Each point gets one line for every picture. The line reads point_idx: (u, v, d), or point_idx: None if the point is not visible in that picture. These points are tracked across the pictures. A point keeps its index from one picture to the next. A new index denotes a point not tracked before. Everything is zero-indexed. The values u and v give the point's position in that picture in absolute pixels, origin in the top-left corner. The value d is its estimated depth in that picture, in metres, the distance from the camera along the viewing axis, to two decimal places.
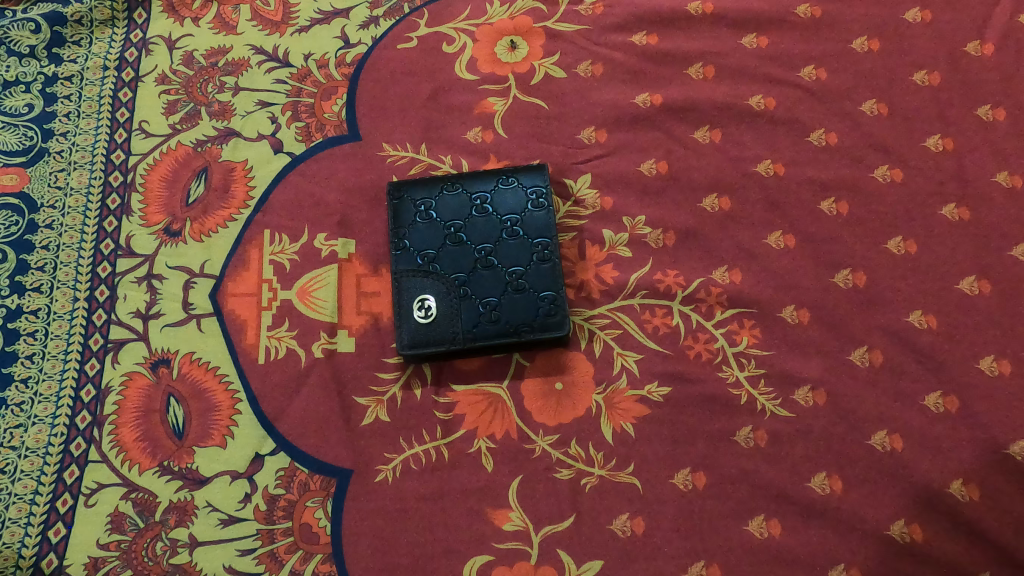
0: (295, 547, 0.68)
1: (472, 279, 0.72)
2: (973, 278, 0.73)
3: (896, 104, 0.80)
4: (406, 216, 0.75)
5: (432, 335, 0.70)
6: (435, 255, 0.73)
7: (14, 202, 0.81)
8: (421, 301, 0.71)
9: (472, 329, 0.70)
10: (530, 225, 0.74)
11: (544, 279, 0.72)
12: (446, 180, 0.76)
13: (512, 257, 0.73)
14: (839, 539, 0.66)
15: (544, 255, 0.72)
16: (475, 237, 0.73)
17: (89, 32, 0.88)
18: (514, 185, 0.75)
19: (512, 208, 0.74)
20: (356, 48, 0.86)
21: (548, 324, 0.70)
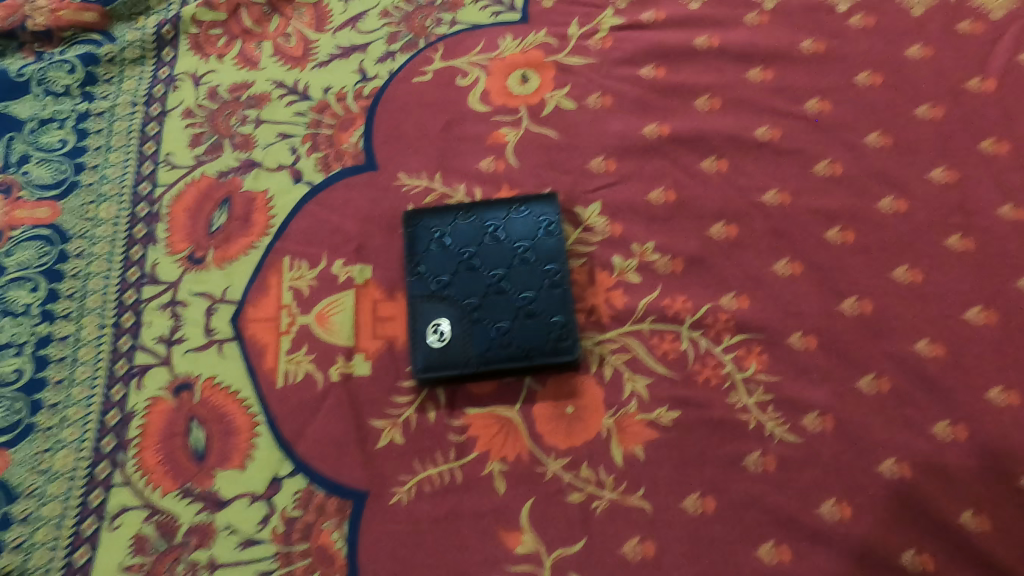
0: (311, 569, 0.69)
1: (485, 304, 0.74)
2: (979, 308, 0.74)
3: (900, 134, 0.82)
4: (421, 243, 0.77)
5: (445, 359, 0.72)
6: (448, 281, 0.75)
7: (46, 233, 0.84)
8: (435, 326, 0.73)
9: (484, 353, 0.72)
10: (541, 252, 0.76)
11: (556, 304, 0.74)
12: (460, 208, 0.78)
13: (524, 283, 0.74)
14: (849, 565, 0.66)
15: (555, 281, 0.74)
16: (488, 264, 0.75)
17: (120, 70, 0.92)
18: (526, 213, 0.77)
19: (524, 235, 0.76)
20: (373, 82, 0.89)
21: (559, 348, 0.72)
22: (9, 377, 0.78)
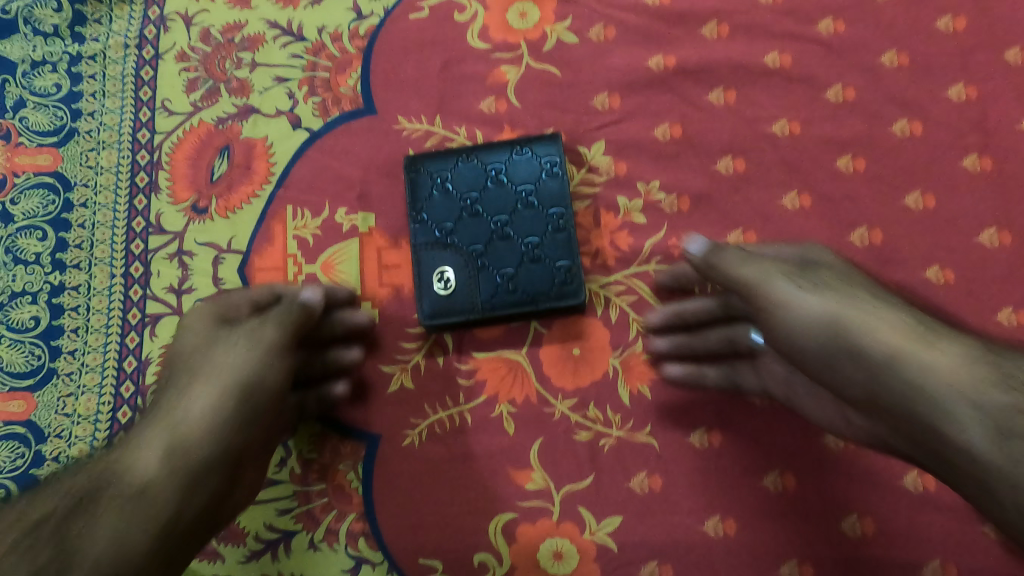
0: (329, 506, 0.72)
1: (489, 251, 0.74)
2: (994, 230, 0.73)
3: (917, 55, 0.79)
4: (423, 189, 0.76)
5: (452, 306, 0.73)
6: (452, 227, 0.75)
7: (49, 181, 0.84)
8: (440, 273, 0.74)
9: (490, 299, 0.73)
10: (544, 195, 0.75)
11: (561, 249, 0.74)
12: (461, 152, 0.77)
13: (528, 228, 0.75)
14: (852, 491, 0.69)
15: (559, 225, 0.74)
16: (491, 209, 0.75)
17: (109, 10, 0.89)
18: (529, 155, 0.76)
19: (527, 178, 0.76)
20: (368, 20, 0.86)
21: (564, 293, 0.73)
22: (27, 325, 0.79)
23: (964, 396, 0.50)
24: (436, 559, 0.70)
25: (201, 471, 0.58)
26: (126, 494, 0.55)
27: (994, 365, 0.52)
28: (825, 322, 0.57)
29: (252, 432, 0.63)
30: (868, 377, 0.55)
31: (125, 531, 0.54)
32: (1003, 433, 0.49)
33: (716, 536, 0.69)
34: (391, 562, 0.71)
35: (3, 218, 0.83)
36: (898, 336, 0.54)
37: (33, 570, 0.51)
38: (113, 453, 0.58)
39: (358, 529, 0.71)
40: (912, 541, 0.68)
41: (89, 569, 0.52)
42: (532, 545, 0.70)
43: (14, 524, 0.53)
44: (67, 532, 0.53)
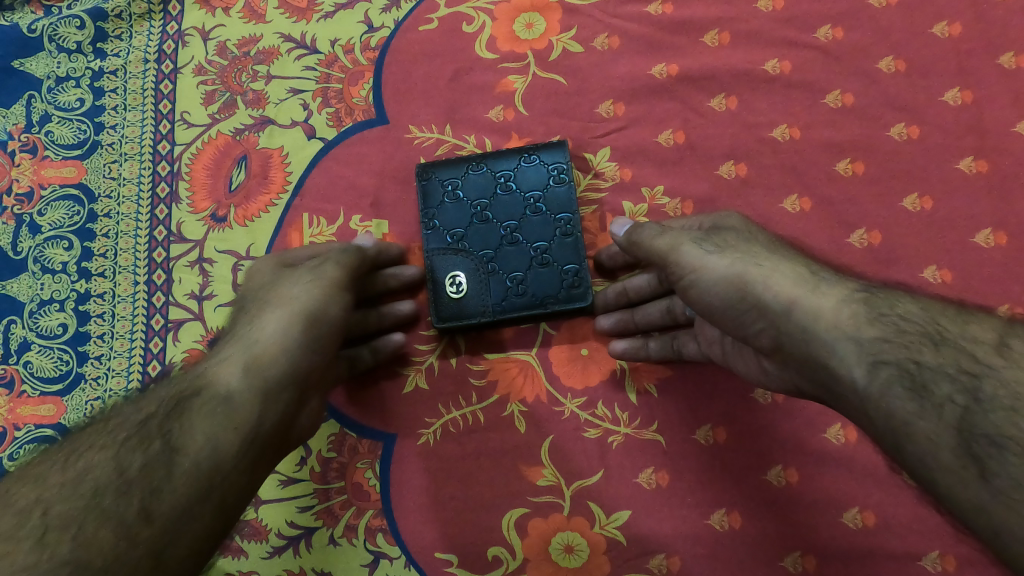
0: (348, 504, 0.75)
1: (499, 256, 0.77)
2: (989, 231, 0.75)
3: (913, 60, 0.81)
4: (435, 197, 0.79)
5: (463, 309, 0.76)
6: (463, 233, 0.78)
7: (74, 193, 0.87)
8: (452, 278, 0.76)
9: (500, 302, 0.76)
10: (552, 201, 0.78)
11: (569, 254, 0.76)
12: (471, 160, 0.80)
13: (536, 233, 0.77)
14: (853, 485, 0.71)
15: (567, 230, 0.77)
16: (500, 215, 0.78)
17: (128, 26, 0.92)
18: (537, 162, 0.79)
19: (535, 185, 0.78)
20: (379, 32, 0.89)
21: (572, 295, 0.76)
22: (55, 331, 0.82)
23: (842, 334, 0.52)
24: (452, 553, 0.73)
25: (282, 386, 0.59)
26: (216, 401, 0.56)
27: (872, 305, 0.53)
28: (723, 278, 0.60)
29: (324, 356, 0.64)
30: (765, 323, 0.58)
31: (218, 431, 0.54)
32: (874, 363, 0.50)
33: (722, 530, 0.72)
34: (408, 557, 0.73)
35: (31, 228, 0.86)
36: (785, 283, 0.57)
37: (140, 464, 0.51)
38: (196, 372, 0.59)
39: (376, 525, 0.74)
40: (913, 533, 0.70)
41: (190, 462, 0.52)
42: (544, 539, 0.72)
43: (116, 430, 0.53)
44: (167, 432, 0.53)
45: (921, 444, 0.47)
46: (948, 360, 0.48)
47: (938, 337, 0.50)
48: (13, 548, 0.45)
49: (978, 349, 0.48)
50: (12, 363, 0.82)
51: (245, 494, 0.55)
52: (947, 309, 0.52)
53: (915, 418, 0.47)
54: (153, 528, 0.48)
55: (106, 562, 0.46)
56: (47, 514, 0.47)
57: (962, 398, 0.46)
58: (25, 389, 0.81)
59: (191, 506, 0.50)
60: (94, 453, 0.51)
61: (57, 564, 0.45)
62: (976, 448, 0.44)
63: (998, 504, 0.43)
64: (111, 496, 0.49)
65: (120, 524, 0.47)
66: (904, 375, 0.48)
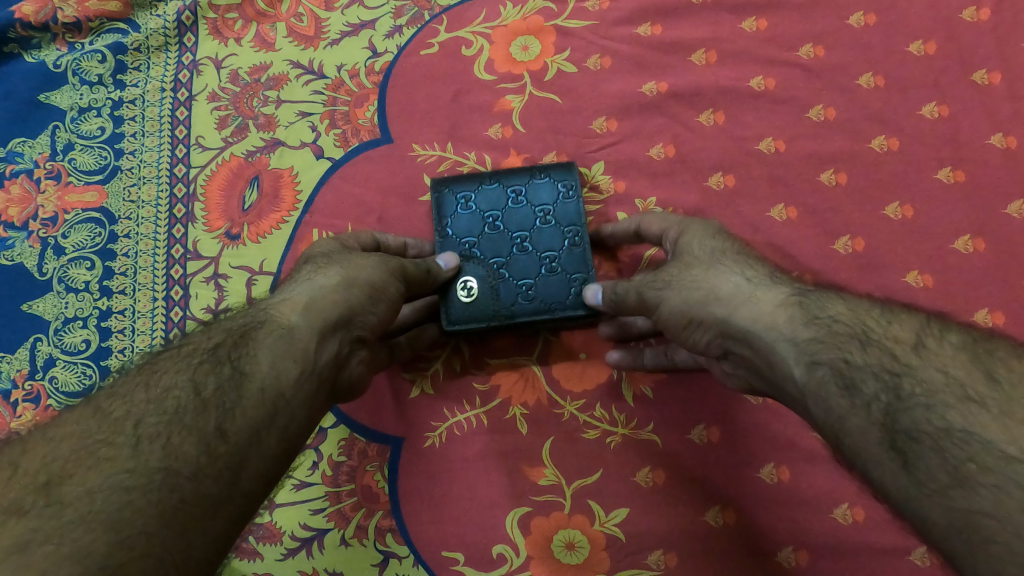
0: (358, 505, 0.78)
1: (510, 263, 0.80)
2: (968, 237, 0.79)
3: (892, 75, 0.85)
4: (449, 207, 0.82)
5: (475, 312, 0.78)
6: (475, 241, 0.80)
7: (95, 215, 0.92)
8: (463, 283, 0.78)
9: (511, 306, 0.78)
10: (561, 214, 0.81)
11: (578, 263, 0.79)
12: (483, 174, 0.83)
13: (547, 243, 0.80)
14: (843, 482, 0.74)
15: (576, 241, 0.80)
16: (512, 225, 0.81)
17: (146, 58, 0.97)
18: (546, 179, 0.83)
19: (545, 198, 0.82)
20: (383, 57, 0.94)
21: (580, 302, 0.78)
22: (79, 347, 0.87)
23: (782, 335, 0.55)
24: (458, 552, 0.76)
25: (334, 329, 0.62)
26: (276, 335, 0.58)
27: (807, 306, 0.56)
28: (680, 308, 0.64)
29: (378, 319, 0.67)
30: (719, 337, 0.62)
31: (280, 361, 0.57)
32: (812, 363, 0.52)
33: (717, 526, 0.75)
34: (417, 556, 0.76)
35: (55, 250, 0.90)
36: (730, 295, 0.60)
37: (215, 385, 0.53)
38: (256, 310, 0.61)
39: (385, 526, 0.77)
40: (900, 528, 0.73)
41: (257, 388, 0.55)
42: (546, 537, 0.75)
43: (189, 356, 0.56)
44: (235, 360, 0.56)
45: (856, 439, 0.47)
46: (875, 358, 0.49)
47: (866, 336, 0.51)
48: (114, 452, 0.47)
49: (898, 347, 0.49)
50: (39, 378, 0.86)
51: (301, 428, 0.58)
52: (873, 307, 0.54)
53: (848, 414, 0.49)
54: (229, 445, 0.51)
55: (193, 471, 0.48)
56: (139, 425, 0.49)
57: (886, 395, 0.47)
58: (51, 403, 0.85)
59: (258, 428, 0.53)
60: (173, 373, 0.54)
61: (154, 469, 0.47)
62: (897, 442, 0.45)
63: (919, 493, 0.43)
64: (192, 413, 0.51)
65: (202, 437, 0.50)
66: (836, 374, 0.50)
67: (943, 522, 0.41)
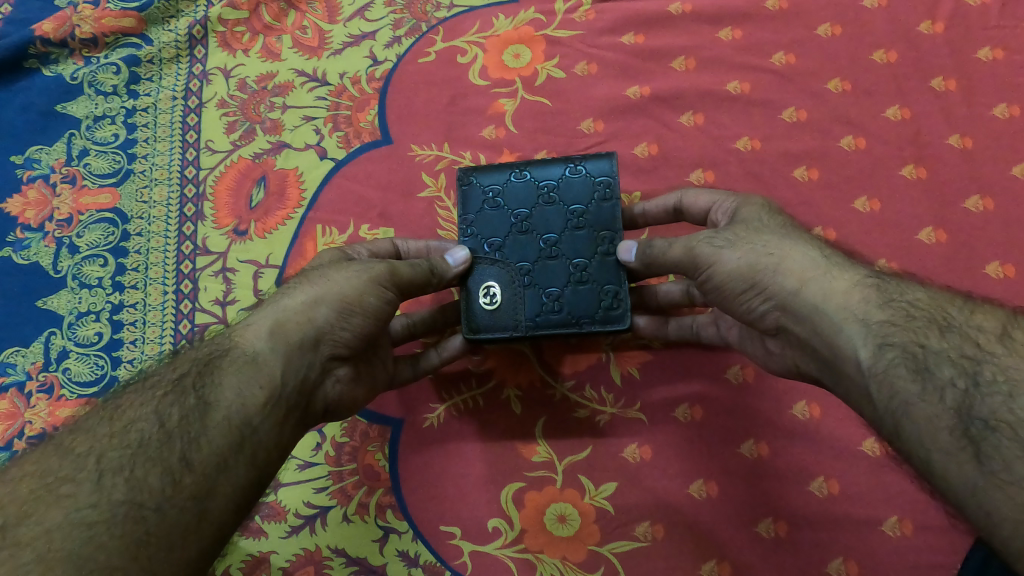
0: (360, 483, 0.82)
1: (536, 269, 0.79)
2: (931, 229, 0.84)
3: (858, 80, 0.91)
4: (474, 202, 0.81)
5: (496, 321, 0.78)
6: (500, 243, 0.80)
7: (109, 216, 0.96)
8: (487, 289, 0.78)
9: (534, 317, 0.77)
10: (595, 217, 0.79)
11: (609, 272, 0.78)
12: (515, 167, 0.82)
13: (577, 249, 0.79)
14: (819, 456, 0.79)
15: (609, 249, 0.78)
16: (541, 227, 0.80)
17: (159, 69, 1.03)
18: (583, 173, 0.80)
19: (578, 198, 0.80)
20: (383, 65, 0.99)
21: (609, 317, 0.77)
22: (92, 339, 0.91)
23: (852, 315, 0.57)
24: (454, 526, 0.80)
25: (303, 349, 0.65)
26: (246, 362, 0.62)
27: (882, 289, 0.57)
28: (740, 272, 0.64)
29: (355, 332, 0.69)
30: (777, 309, 0.62)
31: (247, 388, 0.60)
32: (881, 345, 0.54)
33: (700, 498, 0.78)
34: (415, 531, 0.80)
35: (70, 249, 0.95)
36: (801, 270, 0.61)
37: (178, 416, 0.57)
38: (223, 336, 0.65)
39: (385, 502, 0.81)
40: (873, 500, 0.77)
41: (224, 415, 0.58)
42: (538, 511, 0.79)
43: (154, 387, 0.60)
44: (200, 389, 0.59)
45: (920, 425, 0.50)
46: (953, 345, 0.51)
47: (944, 323, 0.53)
48: (75, 489, 0.51)
49: (983, 336, 0.51)
50: (53, 369, 0.90)
51: (276, 446, 0.62)
52: (954, 298, 0.56)
53: (917, 400, 0.50)
54: (194, 473, 0.55)
55: (158, 502, 0.52)
56: (101, 460, 0.53)
57: (963, 381, 0.49)
58: (64, 393, 0.89)
59: (225, 455, 0.57)
60: (138, 407, 0.58)
61: (117, 503, 0.51)
62: (972, 430, 0.47)
63: (990, 484, 0.45)
64: (155, 446, 0.55)
65: (166, 468, 0.54)
66: (908, 358, 0.52)
67: (1016, 518, 0.44)
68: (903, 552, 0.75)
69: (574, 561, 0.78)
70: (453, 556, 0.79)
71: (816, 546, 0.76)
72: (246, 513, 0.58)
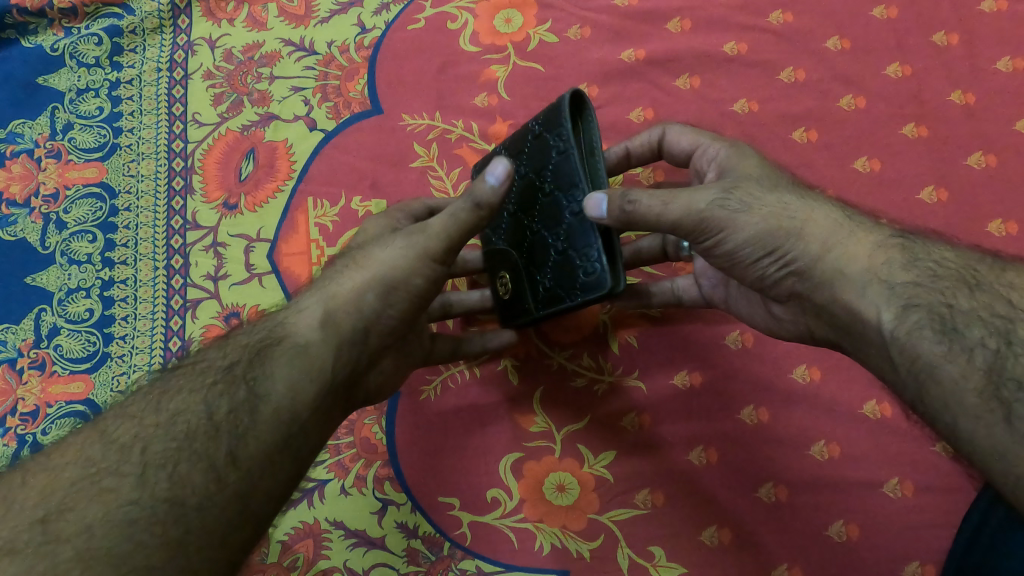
0: (357, 456, 0.82)
1: (527, 250, 0.72)
2: (932, 188, 0.83)
3: (857, 38, 0.89)
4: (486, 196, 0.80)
5: (512, 310, 0.76)
6: (503, 232, 0.76)
7: (96, 190, 0.95)
8: (501, 279, 0.77)
9: (535, 300, 0.72)
10: (557, 177, 0.67)
11: (579, 236, 0.66)
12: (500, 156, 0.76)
13: (550, 220, 0.68)
14: (820, 420, 0.78)
15: (574, 209, 0.66)
16: (522, 205, 0.72)
17: (142, 40, 1.01)
18: (539, 136, 0.69)
19: (541, 164, 0.69)
20: (372, 33, 0.97)
21: (587, 285, 0.65)
22: (83, 316, 0.89)
23: (876, 278, 0.55)
24: (454, 497, 0.80)
25: (352, 342, 0.64)
26: (296, 353, 0.60)
27: (909, 251, 0.56)
28: (756, 239, 0.61)
29: (399, 316, 0.67)
30: (795, 275, 0.61)
31: (299, 381, 0.59)
32: (906, 306, 0.52)
33: (700, 465, 0.78)
34: (414, 502, 0.80)
35: (58, 225, 0.93)
36: (823, 235, 0.59)
37: (227, 409, 0.56)
38: (276, 322, 0.64)
39: (384, 474, 0.81)
40: (874, 462, 0.77)
41: (274, 410, 0.57)
42: (538, 480, 0.79)
43: (203, 374, 0.59)
44: (251, 381, 0.58)
45: (945, 387, 0.49)
46: (982, 304, 0.50)
47: (974, 282, 0.52)
48: (118, 483, 0.50)
49: (1016, 293, 0.50)
50: (44, 346, 0.89)
51: (315, 439, 0.61)
52: (983, 258, 0.55)
53: (942, 361, 0.49)
54: (239, 472, 0.53)
55: (200, 501, 0.51)
56: (145, 453, 0.52)
57: (994, 341, 0.48)
58: (57, 369, 0.88)
59: (270, 453, 0.56)
60: (186, 396, 0.56)
61: (159, 500, 0.50)
62: (1003, 392, 0.46)
63: (1018, 446, 0.44)
64: (202, 439, 0.54)
65: (211, 464, 0.53)
66: (934, 318, 0.51)
67: None
68: (904, 513, 0.75)
69: (575, 530, 0.77)
70: (453, 527, 0.79)
71: (817, 510, 0.76)
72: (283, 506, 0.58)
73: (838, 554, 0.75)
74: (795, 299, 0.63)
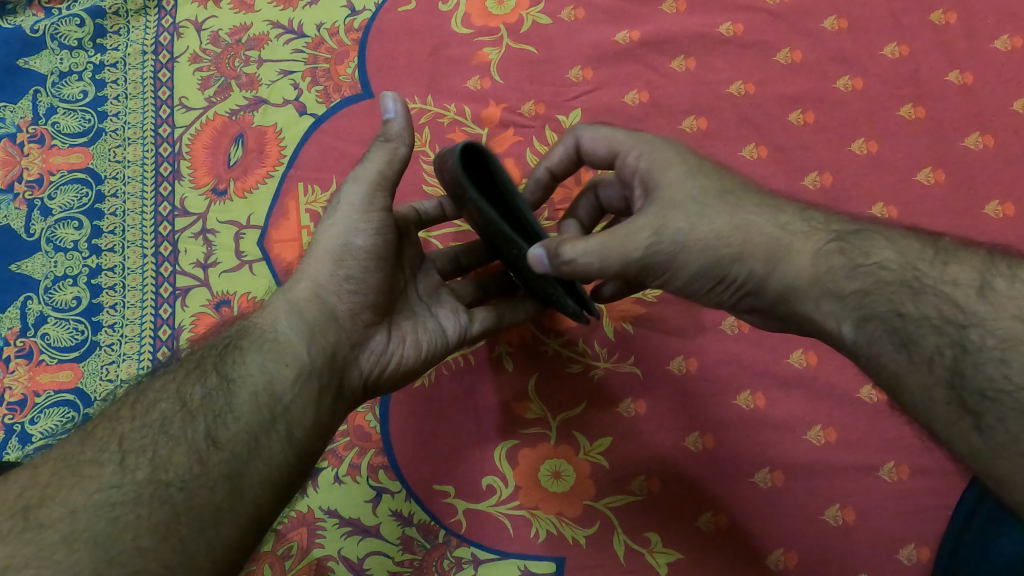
0: (351, 445, 0.81)
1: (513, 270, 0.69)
2: (929, 169, 0.82)
3: (854, 18, 0.88)
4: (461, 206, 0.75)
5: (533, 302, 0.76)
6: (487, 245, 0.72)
7: (82, 176, 0.93)
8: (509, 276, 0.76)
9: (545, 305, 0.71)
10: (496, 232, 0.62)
11: (544, 282, 0.62)
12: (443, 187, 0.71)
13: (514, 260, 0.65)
14: (816, 405, 0.78)
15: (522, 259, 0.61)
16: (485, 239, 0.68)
17: (126, 22, 0.99)
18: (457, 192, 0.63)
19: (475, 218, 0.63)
20: (362, 15, 0.95)
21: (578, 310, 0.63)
22: (70, 304, 0.88)
23: (825, 289, 0.55)
24: (448, 485, 0.79)
25: (325, 321, 0.62)
26: (267, 342, 0.59)
27: (847, 253, 0.55)
28: (702, 273, 0.59)
29: (375, 283, 0.64)
30: (744, 295, 0.59)
31: (272, 365, 0.58)
32: (862, 318, 0.52)
33: (697, 450, 0.78)
34: (408, 490, 0.79)
35: (43, 212, 0.91)
36: (762, 247, 0.57)
37: (200, 396, 0.55)
38: (245, 322, 0.63)
39: (378, 463, 0.80)
40: (870, 447, 0.76)
41: (251, 392, 0.56)
42: (532, 467, 0.78)
43: (179, 366, 0.59)
44: (223, 368, 0.58)
45: (915, 395, 0.49)
46: (931, 309, 0.50)
47: (917, 284, 0.51)
48: (99, 470, 0.50)
49: (961, 292, 0.50)
50: (31, 335, 0.87)
51: (321, 417, 0.59)
52: (924, 248, 0.54)
53: (905, 371, 0.50)
54: (222, 452, 0.53)
55: (185, 481, 0.50)
56: (123, 442, 0.52)
57: (950, 349, 0.48)
58: (44, 358, 0.86)
59: (255, 433, 0.55)
60: (159, 390, 0.56)
61: (142, 483, 0.49)
62: (970, 402, 0.47)
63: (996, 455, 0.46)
64: (177, 425, 0.53)
65: (193, 447, 0.52)
66: (890, 330, 0.51)
67: None
68: (899, 497, 0.75)
69: (570, 517, 0.77)
70: (447, 514, 0.78)
71: (812, 494, 0.76)
72: (286, 496, 0.56)
73: (834, 538, 0.74)
74: (755, 312, 0.62)
